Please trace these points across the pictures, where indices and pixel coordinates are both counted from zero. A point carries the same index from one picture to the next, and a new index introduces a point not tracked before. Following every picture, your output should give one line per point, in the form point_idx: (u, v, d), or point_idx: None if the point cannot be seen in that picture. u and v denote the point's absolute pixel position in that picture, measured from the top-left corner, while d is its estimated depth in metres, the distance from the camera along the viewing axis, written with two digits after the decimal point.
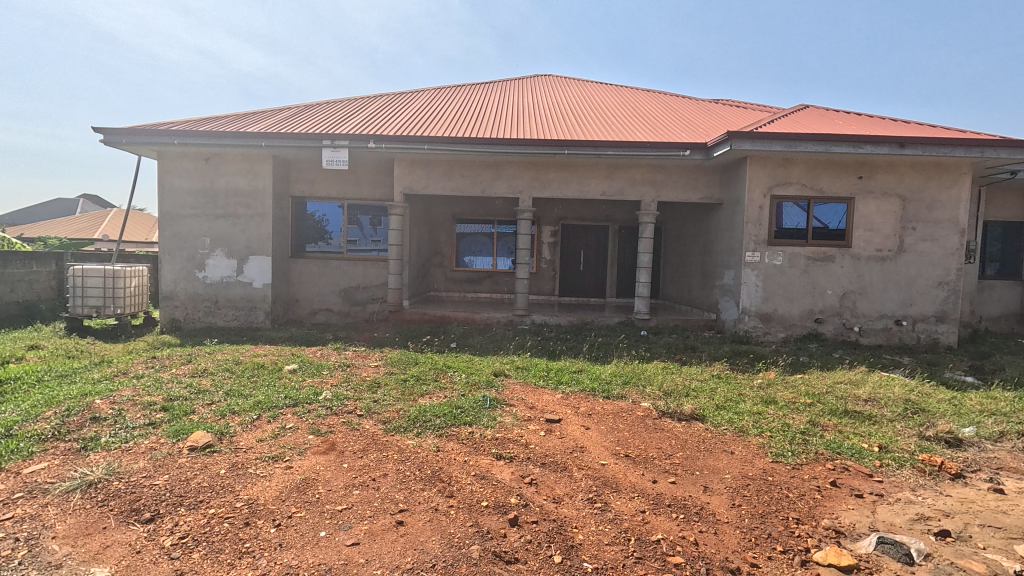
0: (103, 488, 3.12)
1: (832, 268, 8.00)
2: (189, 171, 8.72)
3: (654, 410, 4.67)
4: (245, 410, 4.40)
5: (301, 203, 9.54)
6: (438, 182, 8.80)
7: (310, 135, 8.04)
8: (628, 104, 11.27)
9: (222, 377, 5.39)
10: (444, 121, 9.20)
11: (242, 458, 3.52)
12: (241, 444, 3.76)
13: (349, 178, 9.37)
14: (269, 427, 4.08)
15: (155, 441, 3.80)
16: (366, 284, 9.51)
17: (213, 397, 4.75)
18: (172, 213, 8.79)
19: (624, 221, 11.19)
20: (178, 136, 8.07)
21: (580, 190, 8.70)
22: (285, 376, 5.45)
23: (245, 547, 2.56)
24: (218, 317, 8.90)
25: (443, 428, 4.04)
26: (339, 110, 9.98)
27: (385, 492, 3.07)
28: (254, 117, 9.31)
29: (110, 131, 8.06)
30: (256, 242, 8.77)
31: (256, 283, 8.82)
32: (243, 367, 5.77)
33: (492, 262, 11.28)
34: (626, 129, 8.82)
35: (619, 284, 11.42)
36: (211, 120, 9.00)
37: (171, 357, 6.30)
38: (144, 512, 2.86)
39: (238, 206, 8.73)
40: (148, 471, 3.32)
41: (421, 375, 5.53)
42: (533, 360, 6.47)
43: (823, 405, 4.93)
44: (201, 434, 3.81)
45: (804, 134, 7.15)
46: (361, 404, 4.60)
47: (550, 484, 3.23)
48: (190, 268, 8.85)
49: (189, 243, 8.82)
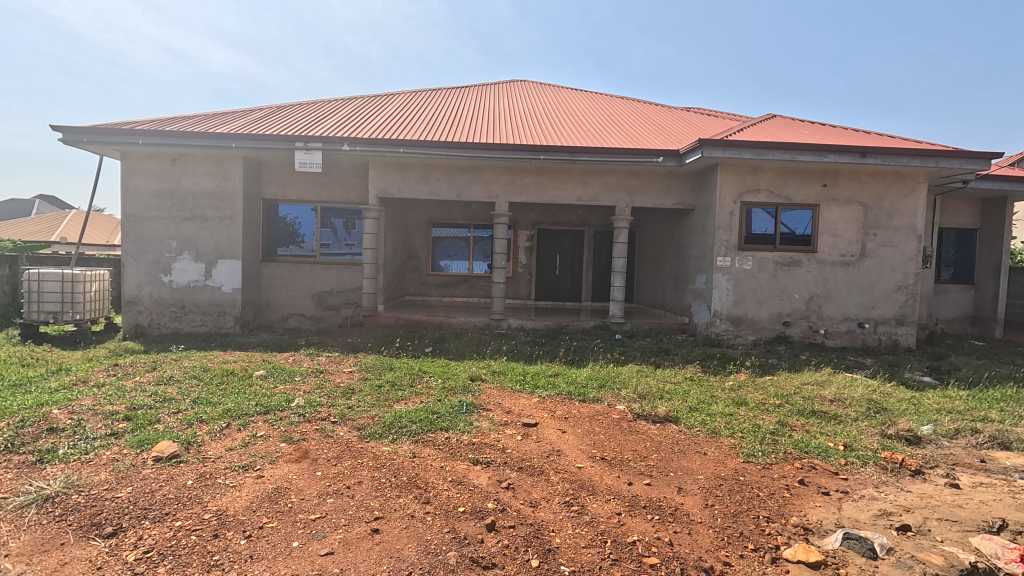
0: (61, 502, 2.99)
1: (799, 273, 8.26)
2: (154, 172, 8.45)
3: (629, 413, 4.72)
4: (213, 418, 4.27)
5: (272, 206, 9.35)
6: (414, 186, 8.74)
7: (283, 137, 7.90)
8: (603, 111, 11.44)
9: (189, 384, 5.22)
10: (420, 124, 9.16)
11: (211, 468, 3.41)
12: (209, 453, 3.65)
13: (322, 180, 9.22)
14: (239, 436, 3.97)
15: (117, 452, 3.66)
16: (340, 288, 9.35)
17: (179, 405, 4.60)
18: (136, 215, 8.49)
19: (599, 225, 11.34)
20: (143, 136, 7.82)
21: (556, 195, 8.78)
22: (256, 383, 5.32)
23: (215, 560, 2.48)
24: (185, 323, 8.63)
25: (419, 434, 4.00)
26: (313, 111, 9.84)
27: (360, 500, 3.02)
28: (224, 118, 9.08)
29: (70, 129, 7.76)
30: (225, 245, 8.54)
31: (225, 287, 8.59)
32: (211, 374, 5.61)
33: (468, 266, 11.25)
34: (601, 136, 8.94)
35: (594, 288, 11.54)
36: (178, 120, 8.76)
37: (135, 365, 6.06)
38: (106, 527, 2.75)
39: (207, 209, 8.50)
40: (110, 483, 3.19)
41: (397, 381, 5.46)
42: (510, 364, 6.47)
43: (791, 406, 5.08)
44: (166, 444, 3.68)
45: (772, 143, 7.38)
46: (335, 411, 4.53)
47: (527, 488, 3.23)
48: (155, 272, 8.56)
49: (155, 246, 8.53)
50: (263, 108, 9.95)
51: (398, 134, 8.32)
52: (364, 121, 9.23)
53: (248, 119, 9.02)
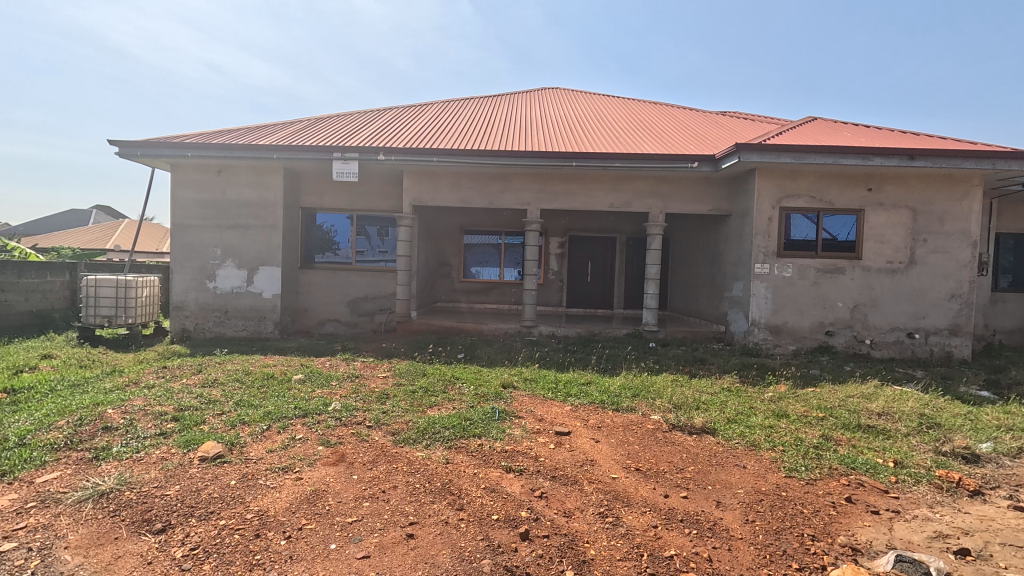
0: (115, 498, 3.14)
1: (842, 280, 7.95)
2: (200, 182, 8.84)
3: (664, 423, 4.63)
4: (255, 420, 4.41)
5: (310, 214, 9.62)
6: (446, 194, 8.86)
7: (321, 147, 8.15)
8: (636, 117, 11.35)
9: (232, 387, 5.41)
10: (453, 133, 9.29)
11: (253, 469, 3.52)
12: (251, 454, 3.77)
13: (358, 189, 9.45)
14: (279, 438, 4.08)
15: (166, 451, 3.82)
16: (374, 294, 9.53)
17: (224, 407, 4.77)
18: (183, 224, 8.90)
19: (632, 232, 11.21)
20: (191, 149, 8.20)
21: (588, 202, 8.73)
22: (294, 387, 5.47)
23: (257, 559, 2.55)
24: (228, 328, 8.95)
25: (452, 440, 4.03)
26: (350, 123, 10.12)
27: (395, 505, 3.06)
28: (266, 130, 9.45)
29: (125, 143, 8.22)
30: (266, 253, 8.85)
31: (265, 293, 8.89)
32: (252, 377, 5.80)
33: (499, 273, 11.30)
34: (634, 142, 8.86)
35: (626, 296, 11.40)
36: (224, 133, 9.15)
37: (182, 367, 6.34)
38: (156, 523, 2.87)
39: (249, 217, 8.83)
40: (159, 481, 3.33)
41: (430, 387, 5.51)
42: (542, 372, 6.44)
43: (836, 419, 4.87)
44: (212, 444, 3.82)
45: (813, 146, 7.15)
46: (370, 415, 4.61)
47: (560, 498, 3.20)
48: (201, 278, 8.94)
49: (200, 254, 8.91)
50: (303, 120, 10.29)
51: (432, 143, 8.46)
52: (399, 131, 9.44)
53: (289, 131, 9.36)
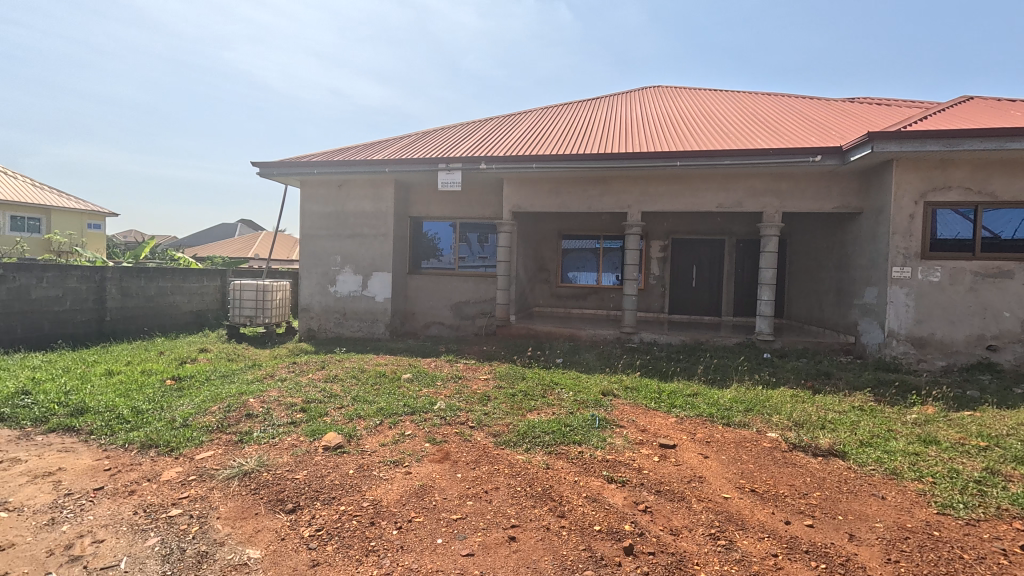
0: (255, 477, 3.55)
1: (1010, 286, 6.73)
2: (324, 196, 9.77)
3: (783, 442, 4.23)
4: (369, 415, 4.76)
5: (418, 223, 10.21)
6: (546, 199, 8.92)
7: (428, 159, 8.62)
8: (748, 110, 10.59)
9: (350, 383, 5.89)
10: (552, 139, 9.35)
11: (368, 461, 3.79)
12: (366, 446, 4.06)
13: (461, 198, 9.85)
14: (390, 433, 4.36)
15: (296, 438, 4.25)
16: (476, 299, 9.84)
17: (343, 401, 5.21)
18: (310, 235, 9.89)
19: (743, 234, 10.46)
20: (316, 166, 9.10)
21: (693, 203, 8.30)
22: (403, 385, 5.81)
23: (372, 546, 2.73)
24: (346, 328, 9.77)
25: (552, 446, 4.01)
26: (455, 135, 10.60)
27: (497, 506, 3.11)
28: (380, 146, 10.22)
29: (265, 164, 9.35)
30: (379, 259, 9.54)
31: (378, 297, 9.57)
32: (367, 374, 6.27)
33: (597, 278, 11.12)
34: (745, 137, 8.27)
35: (736, 302, 10.64)
36: (344, 151, 10.05)
37: (308, 363, 7.03)
38: (288, 503, 3.19)
39: (365, 227, 9.59)
40: (290, 465, 3.71)
41: (529, 391, 5.56)
42: (643, 380, 6.21)
43: (1004, 450, 4.11)
44: (333, 435, 4.19)
45: (969, 131, 6.16)
46: (473, 416, 4.75)
47: (666, 514, 3.05)
48: (324, 283, 9.86)
49: (324, 261, 9.84)
50: (411, 135, 10.98)
51: (532, 150, 8.58)
52: (500, 140, 9.70)
53: (400, 145, 10.03)
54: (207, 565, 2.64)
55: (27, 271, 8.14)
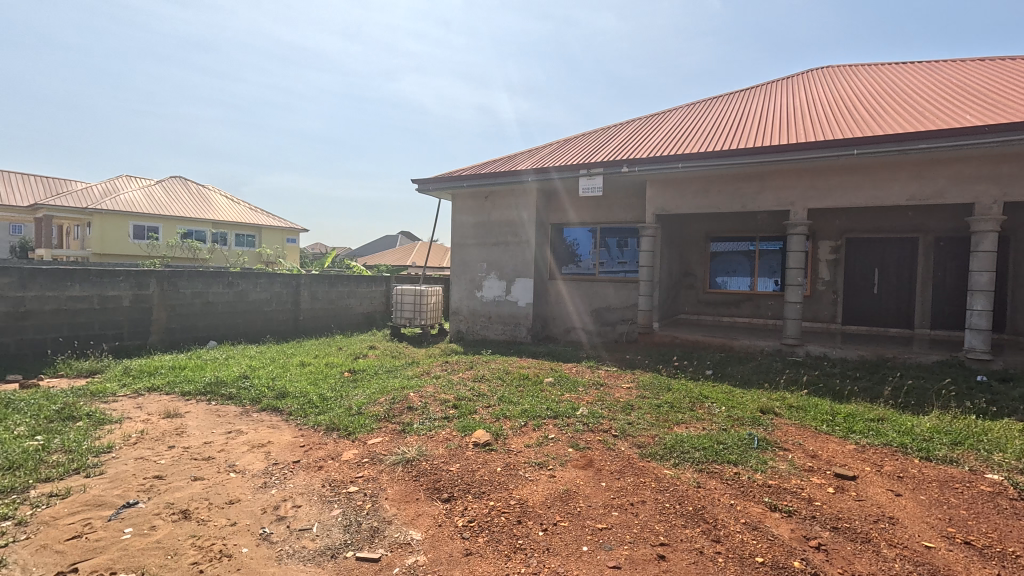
0: (416, 465, 3.91)
1: None
2: (472, 208, 10.44)
3: (1011, 487, 3.40)
4: (515, 415, 4.94)
5: (559, 229, 10.35)
6: (693, 200, 8.41)
7: (569, 167, 8.73)
8: (952, 82, 8.80)
9: (496, 384, 6.18)
10: (700, 136, 8.80)
11: (514, 460, 3.93)
12: (512, 446, 4.22)
13: (602, 203, 9.76)
14: (535, 435, 4.47)
15: (449, 432, 4.59)
16: (617, 305, 9.63)
17: (490, 400, 5.49)
18: (460, 244, 10.64)
19: (944, 230, 8.69)
20: (466, 180, 9.79)
21: (876, 196, 7.13)
22: (546, 389, 5.93)
23: (519, 544, 2.82)
24: (491, 331, 10.30)
25: (703, 463, 3.75)
26: (595, 140, 10.57)
27: (644, 521, 3.00)
28: (523, 157, 10.62)
29: (422, 181, 10.34)
30: (522, 266, 9.89)
31: (521, 302, 9.92)
32: (511, 376, 6.52)
33: (751, 283, 10.15)
34: (948, 114, 6.88)
35: (934, 312, 8.88)
36: (490, 164, 10.65)
37: (459, 363, 7.55)
38: (444, 492, 3.45)
39: (509, 235, 10.03)
40: (446, 457, 4.01)
41: (676, 403, 5.27)
42: (812, 399, 5.49)
43: None
44: (482, 432, 4.43)
45: None
46: (616, 424, 4.65)
47: (847, 556, 2.64)
48: (472, 289, 10.53)
49: (471, 268, 10.51)
50: (552, 144, 11.22)
51: (677, 149, 8.17)
52: (642, 142, 9.43)
53: (541, 155, 10.31)
54: (378, 540, 2.97)
55: (247, 278, 10.10)
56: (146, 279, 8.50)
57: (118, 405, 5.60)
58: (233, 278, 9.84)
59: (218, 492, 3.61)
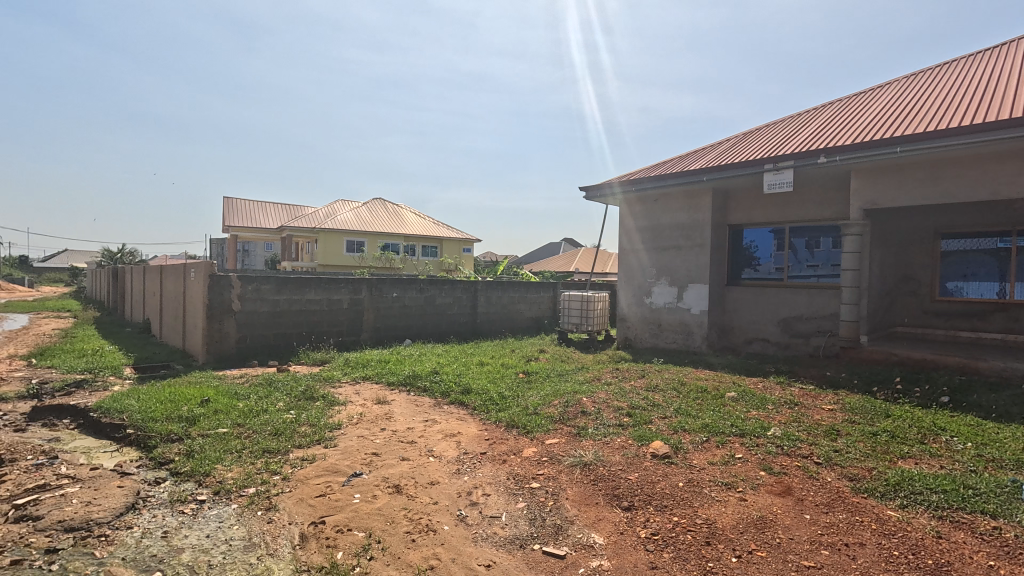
0: (594, 469, 3.95)
1: None
2: (642, 211, 10.21)
3: None
4: (695, 430, 4.66)
5: (738, 231, 9.49)
6: (916, 190, 6.98)
7: (752, 162, 7.99)
8: None
9: (671, 395, 5.91)
10: (926, 111, 7.29)
11: (698, 477, 3.71)
12: (694, 462, 3.99)
13: (792, 199, 8.68)
14: (719, 453, 4.17)
15: (625, 441, 4.53)
16: (811, 314, 8.43)
17: (666, 412, 5.27)
18: (628, 249, 10.49)
19: None
20: (635, 184, 9.64)
21: None
22: (728, 404, 5.46)
23: (709, 566, 2.66)
24: (661, 339, 9.92)
25: (945, 510, 3.07)
26: (783, 130, 9.48)
27: (865, 567, 2.57)
28: (697, 155, 10.04)
29: (590, 188, 10.49)
30: (696, 270, 9.33)
31: (694, 309, 9.35)
32: (688, 388, 6.16)
33: (1002, 291, 8.09)
34: None
35: None
36: (661, 165, 10.29)
37: (630, 371, 7.40)
38: (623, 500, 3.42)
39: (681, 238, 9.55)
40: (623, 465, 3.97)
41: (900, 433, 4.40)
42: None
43: None
44: (661, 444, 4.28)
45: None
46: (819, 451, 4.07)
47: None
48: (640, 294, 10.27)
49: (640, 274, 10.26)
50: (731, 138, 10.38)
51: (894, 130, 6.89)
52: (845, 126, 8.17)
53: (718, 151, 9.63)
54: (562, 537, 3.08)
55: (434, 284, 11.32)
56: (359, 286, 10.09)
57: (343, 390, 6.76)
58: (423, 285, 11.09)
59: (422, 473, 4.13)
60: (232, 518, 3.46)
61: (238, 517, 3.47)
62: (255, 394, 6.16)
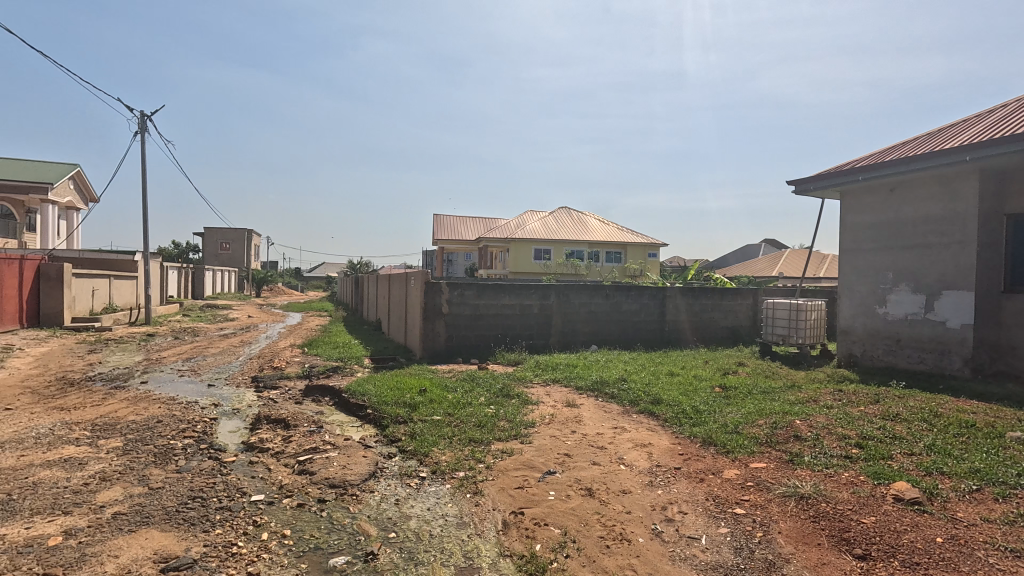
0: (814, 505, 3.46)
1: None
2: (872, 204, 8.58)
3: None
4: (958, 474, 3.70)
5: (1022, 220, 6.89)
6: None
7: None
8: None
9: (920, 427, 4.78)
10: None
11: (965, 534, 2.94)
12: (959, 515, 3.17)
13: None
14: (999, 508, 3.24)
15: (854, 476, 3.84)
16: None
17: (913, 447, 4.29)
18: (853, 249, 8.89)
19: None
20: (863, 172, 8.18)
21: None
22: (1012, 447, 4.19)
23: None
24: (901, 358, 8.16)
25: None
26: None
27: None
28: (957, 129, 8.02)
29: (803, 181, 9.26)
30: (953, 273, 7.43)
31: (952, 322, 7.45)
32: (945, 421, 4.91)
33: None
34: None
35: None
36: (901, 146, 8.50)
37: (858, 394, 6.23)
38: (855, 547, 2.94)
39: (931, 234, 7.73)
40: (853, 505, 3.38)
41: None
42: None
43: None
44: (907, 486, 3.52)
45: None
46: None
47: None
48: (870, 303, 8.60)
49: (870, 278, 8.60)
50: (1013, 102, 8.00)
51: None
52: None
53: (990, 122, 7.55)
54: None
55: (621, 290, 11.19)
56: (548, 291, 10.54)
57: (535, 391, 7.13)
58: (609, 291, 11.05)
59: (614, 480, 4.12)
60: (447, 496, 3.94)
61: (451, 496, 3.93)
62: (461, 388, 6.90)
